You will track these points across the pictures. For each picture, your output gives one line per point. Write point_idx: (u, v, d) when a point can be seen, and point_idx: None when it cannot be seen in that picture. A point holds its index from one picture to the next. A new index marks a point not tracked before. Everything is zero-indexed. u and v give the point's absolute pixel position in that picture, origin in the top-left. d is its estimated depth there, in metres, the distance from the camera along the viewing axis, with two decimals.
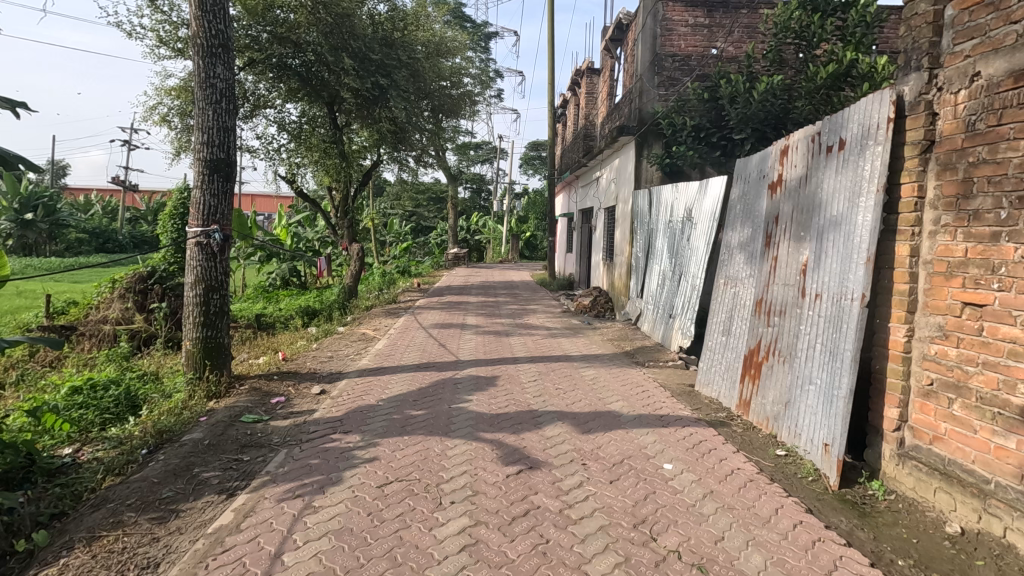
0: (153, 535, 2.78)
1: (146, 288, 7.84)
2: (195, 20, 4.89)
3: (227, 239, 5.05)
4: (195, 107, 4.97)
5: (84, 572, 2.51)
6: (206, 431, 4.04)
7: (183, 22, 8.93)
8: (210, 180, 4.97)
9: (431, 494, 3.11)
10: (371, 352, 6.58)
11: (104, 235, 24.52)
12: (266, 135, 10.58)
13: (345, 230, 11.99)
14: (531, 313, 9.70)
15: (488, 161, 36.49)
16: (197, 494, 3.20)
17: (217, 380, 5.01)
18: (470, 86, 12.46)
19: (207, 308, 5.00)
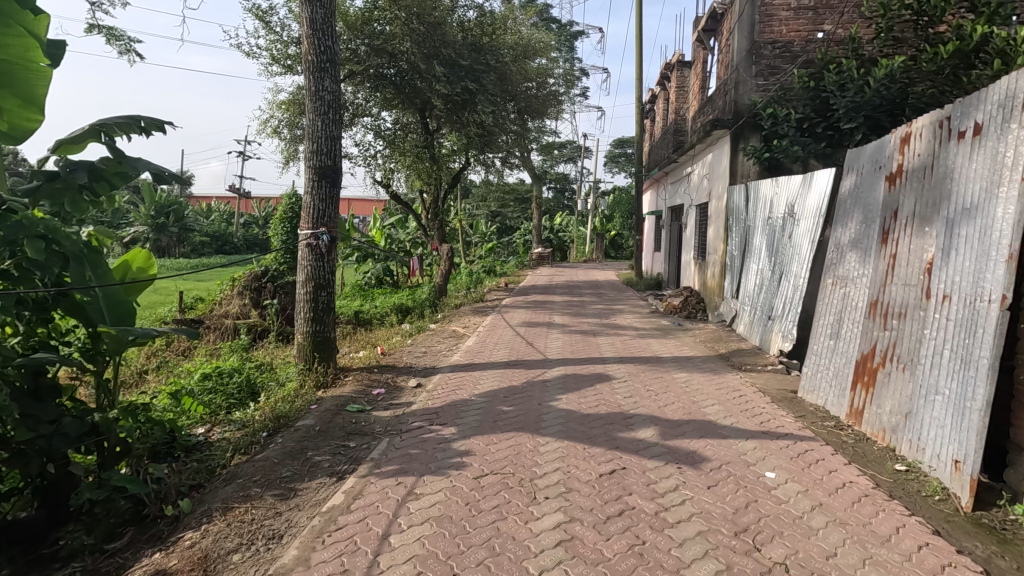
0: (276, 510, 3.06)
1: (260, 285, 8.62)
2: (307, 39, 5.30)
3: (334, 240, 5.43)
4: (306, 119, 5.39)
5: (221, 537, 2.82)
6: (317, 418, 4.37)
7: (293, 41, 9.69)
8: (319, 186, 5.37)
9: (526, 488, 3.17)
10: (462, 349, 6.81)
11: (222, 238, 27.15)
12: (364, 142, 11.21)
13: (435, 232, 12.53)
14: (618, 313, 9.57)
15: (572, 160, 36.37)
16: (311, 475, 3.48)
17: (325, 371, 5.41)
18: (556, 86, 12.50)
19: (316, 305, 5.40)
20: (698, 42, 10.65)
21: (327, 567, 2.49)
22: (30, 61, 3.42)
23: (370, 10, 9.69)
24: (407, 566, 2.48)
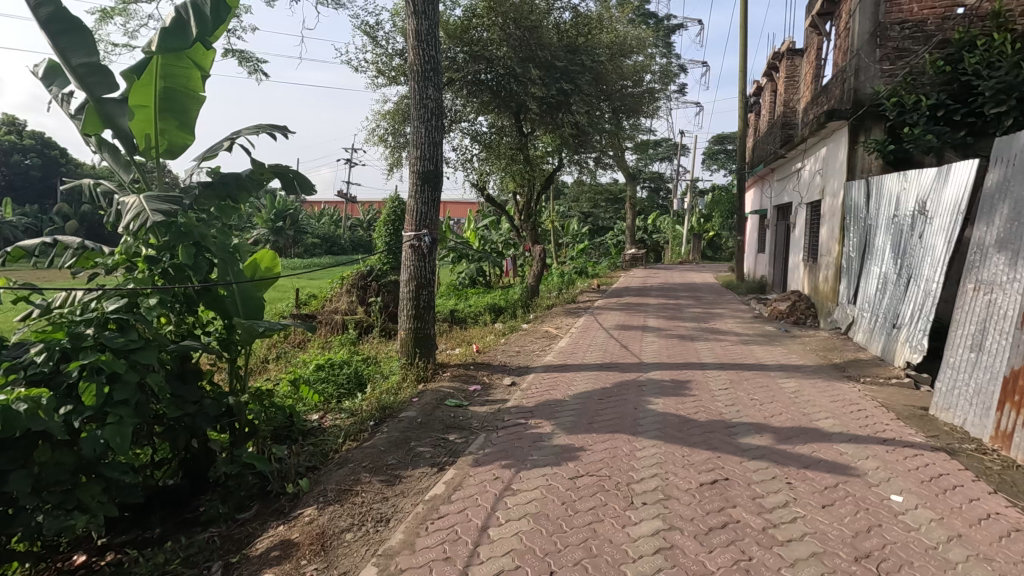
0: (384, 495, 3.26)
1: (365, 283, 9.21)
2: (413, 50, 5.58)
3: (435, 241, 5.68)
4: (411, 127, 5.67)
5: (335, 516, 3.05)
6: (418, 411, 4.59)
7: (397, 53, 10.25)
8: (421, 190, 5.64)
9: (623, 492, 3.13)
10: (555, 349, 6.83)
11: (330, 240, 29.24)
12: (461, 147, 11.59)
13: (528, 233, 12.67)
14: (718, 317, 9.15)
15: (667, 159, 35.24)
16: (414, 464, 3.67)
17: (424, 366, 5.66)
18: (652, 83, 12.18)
19: (417, 303, 5.67)
20: (811, 28, 9.91)
21: (431, 553, 2.61)
22: (194, 89, 4.33)
23: (468, 18, 10.06)
24: (505, 559, 2.53)
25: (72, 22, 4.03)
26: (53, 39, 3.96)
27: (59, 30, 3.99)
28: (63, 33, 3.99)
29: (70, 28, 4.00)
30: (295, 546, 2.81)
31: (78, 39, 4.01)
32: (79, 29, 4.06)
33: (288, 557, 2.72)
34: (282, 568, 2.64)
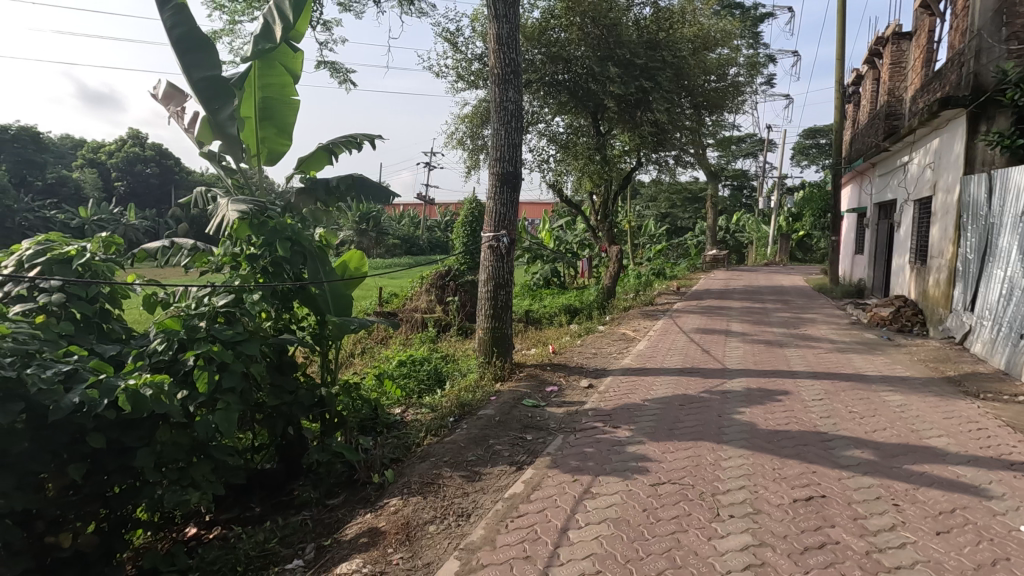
0: (465, 490, 3.33)
1: (444, 283, 9.47)
2: (494, 54, 5.66)
3: (513, 242, 5.73)
4: (491, 129, 5.75)
5: (420, 507, 3.15)
6: (497, 409, 4.64)
7: (476, 57, 10.46)
8: (501, 191, 5.71)
9: (708, 502, 3.01)
10: (633, 352, 6.69)
11: (410, 241, 30.32)
12: (538, 148, 11.63)
13: (604, 234, 12.50)
14: (809, 323, 8.58)
15: (752, 155, 33.51)
16: (493, 462, 3.72)
17: (502, 365, 5.73)
18: (738, 76, 11.65)
19: (495, 302, 5.75)
20: (921, 8, 9.08)
21: (511, 551, 2.64)
22: (286, 94, 4.60)
23: (546, 19, 10.12)
24: (586, 563, 2.51)
25: (201, 40, 4.45)
26: (182, 56, 4.39)
27: (191, 46, 4.41)
28: (191, 48, 4.41)
29: (197, 45, 4.43)
30: (382, 534, 2.93)
31: (202, 54, 4.43)
32: (205, 46, 4.49)
33: (376, 544, 2.85)
34: (370, 554, 2.76)
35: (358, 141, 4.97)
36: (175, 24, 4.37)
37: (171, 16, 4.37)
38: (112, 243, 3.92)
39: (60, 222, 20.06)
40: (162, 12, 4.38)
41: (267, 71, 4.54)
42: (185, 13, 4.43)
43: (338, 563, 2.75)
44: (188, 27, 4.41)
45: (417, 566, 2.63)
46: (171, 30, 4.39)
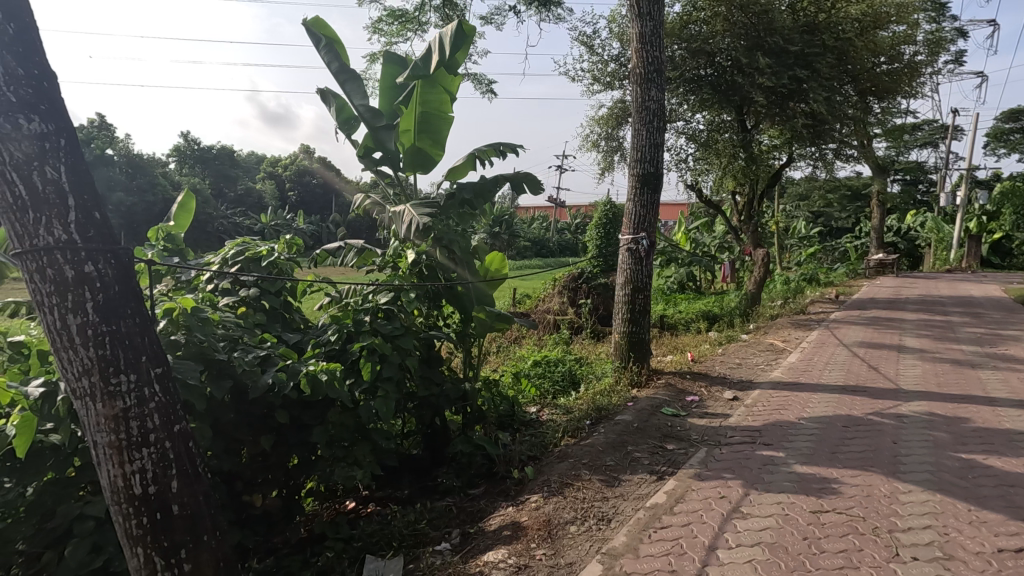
0: (604, 494, 3.31)
1: (576, 286, 9.49)
2: (636, 53, 5.55)
3: (653, 245, 5.57)
4: (631, 130, 5.65)
5: (561, 507, 3.19)
6: (634, 415, 4.54)
7: (613, 58, 10.35)
8: (641, 192, 5.58)
9: (883, 539, 2.67)
10: (783, 365, 6.15)
11: (540, 244, 30.81)
12: (676, 147, 11.18)
13: (749, 236, 11.65)
14: (1011, 341, 7.22)
15: (931, 144, 29.03)
16: (632, 469, 3.65)
17: (638, 370, 5.61)
18: (916, 55, 10.19)
19: (633, 307, 5.64)
20: None
21: (655, 563, 2.56)
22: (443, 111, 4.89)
23: (688, 13, 9.73)
24: None
25: (353, 71, 5.07)
26: (341, 87, 5.05)
27: (346, 77, 5.05)
28: (348, 79, 5.06)
29: (350, 75, 5.06)
30: (524, 529, 3.02)
31: (354, 83, 5.06)
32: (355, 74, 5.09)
33: (519, 538, 2.94)
34: (514, 547, 2.85)
35: (500, 152, 5.19)
36: (332, 60, 5.06)
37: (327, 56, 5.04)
38: (294, 245, 4.50)
39: (247, 227, 23.44)
40: (318, 52, 5.08)
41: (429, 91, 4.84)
42: (339, 49, 5.09)
43: (484, 551, 2.88)
44: (342, 61, 5.09)
45: (559, 564, 2.67)
46: (330, 66, 5.10)
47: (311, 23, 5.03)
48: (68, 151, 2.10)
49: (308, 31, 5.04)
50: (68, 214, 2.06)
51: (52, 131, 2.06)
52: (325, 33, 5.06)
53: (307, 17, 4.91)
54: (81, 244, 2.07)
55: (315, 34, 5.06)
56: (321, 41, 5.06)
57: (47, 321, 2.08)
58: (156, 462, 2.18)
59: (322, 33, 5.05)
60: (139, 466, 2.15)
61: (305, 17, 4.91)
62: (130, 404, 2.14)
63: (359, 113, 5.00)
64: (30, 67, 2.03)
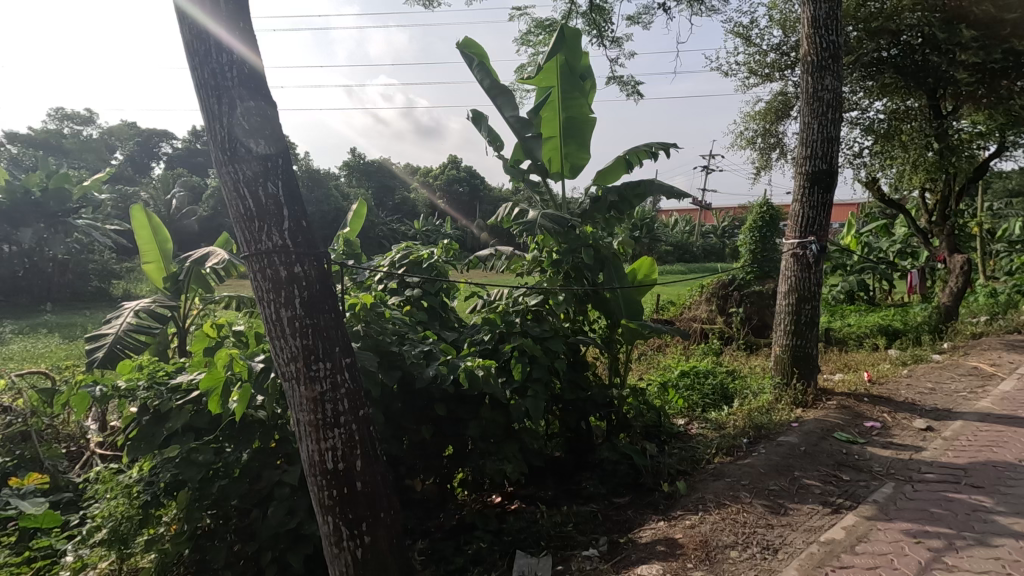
0: (769, 521, 3.04)
1: (727, 293, 8.88)
2: (807, 40, 5.05)
3: (824, 250, 5.01)
4: (799, 124, 5.15)
5: (719, 529, 2.99)
6: (801, 438, 4.11)
7: (774, 48, 9.54)
8: (810, 192, 5.06)
9: None
10: (993, 394, 5.16)
11: (682, 248, 29.37)
12: (848, 141, 9.98)
13: (941, 240, 10.00)
14: None
15: None
16: (800, 497, 3.32)
17: (804, 389, 5.09)
18: None
19: (798, 318, 5.13)
20: None
21: None
22: (580, 112, 4.76)
23: None
24: None
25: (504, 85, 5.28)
26: (493, 101, 5.28)
27: (493, 94, 5.28)
28: (496, 95, 5.28)
29: (497, 92, 5.28)
30: (679, 547, 2.88)
31: (503, 97, 5.26)
32: (504, 88, 5.30)
33: (674, 555, 2.82)
34: (670, 564, 2.74)
35: (653, 152, 5.07)
36: (482, 77, 5.32)
37: (477, 74, 5.32)
38: (451, 248, 4.80)
39: (402, 232, 25.58)
40: (471, 71, 5.39)
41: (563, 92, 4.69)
42: (489, 67, 5.35)
43: (636, 564, 2.81)
44: (492, 78, 5.32)
45: None
46: (481, 84, 5.38)
47: (462, 45, 5.36)
48: (285, 168, 2.46)
49: (460, 56, 5.41)
50: (283, 223, 2.41)
51: (274, 152, 2.42)
52: (476, 54, 5.35)
53: (457, 43, 5.29)
54: (293, 248, 2.40)
55: (467, 56, 5.37)
56: (473, 60, 5.36)
57: (265, 314, 2.45)
58: (345, 442, 2.45)
59: (473, 53, 5.35)
60: (332, 444, 2.44)
61: (455, 44, 5.29)
62: (326, 388, 2.44)
63: (509, 125, 5.19)
64: (258, 100, 2.41)
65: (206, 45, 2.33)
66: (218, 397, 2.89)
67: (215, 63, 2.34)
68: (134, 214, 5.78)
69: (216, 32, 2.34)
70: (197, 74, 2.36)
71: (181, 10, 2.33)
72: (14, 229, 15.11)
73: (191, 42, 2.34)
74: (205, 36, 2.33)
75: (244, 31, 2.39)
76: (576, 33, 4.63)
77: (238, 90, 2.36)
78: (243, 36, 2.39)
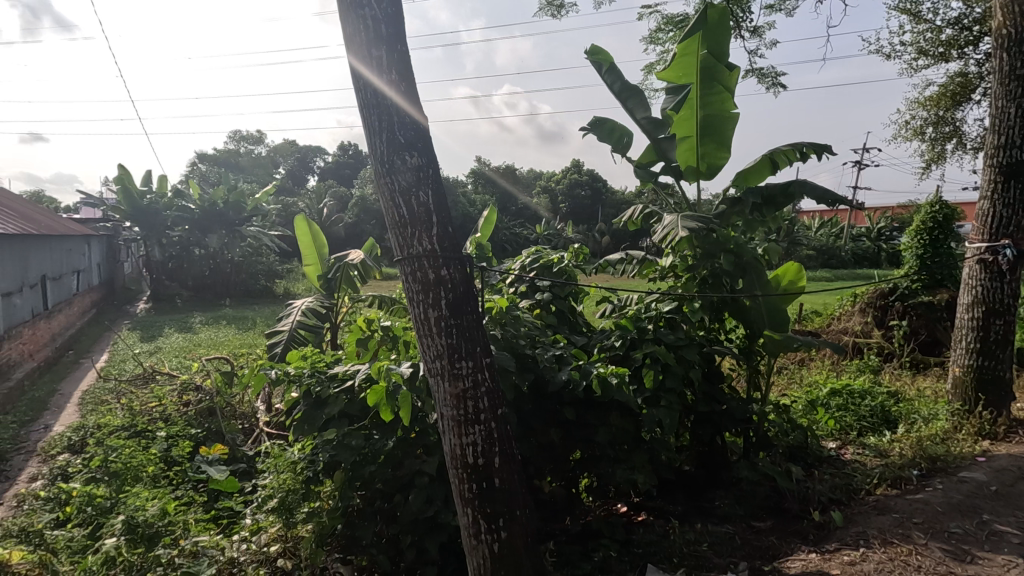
0: (950, 569, 2.75)
1: (886, 304, 7.88)
2: (1000, 10, 4.34)
3: (1022, 255, 4.24)
4: (989, 108, 4.42)
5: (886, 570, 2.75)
6: (990, 476, 3.62)
7: (950, 23, 8.31)
8: (1004, 188, 4.30)
9: None
10: None
11: (828, 252, 26.59)
12: None
13: None
14: None
15: None
16: (989, 544, 2.93)
17: (991, 419, 4.36)
18: None
19: (985, 335, 4.43)
20: None
21: None
22: (722, 108, 4.46)
23: None
24: None
25: (636, 87, 5.17)
26: (624, 104, 5.18)
27: (624, 98, 5.18)
28: (628, 99, 5.17)
29: (627, 96, 5.17)
30: None
31: (635, 99, 5.14)
32: (636, 91, 5.18)
33: None
34: None
35: (805, 150, 4.65)
36: (613, 81, 5.25)
37: (607, 78, 5.26)
38: (581, 253, 4.80)
39: (525, 236, 26.13)
40: (600, 76, 5.34)
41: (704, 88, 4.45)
42: (620, 71, 5.27)
43: None
44: (623, 81, 5.24)
45: None
46: (612, 88, 5.31)
47: (590, 52, 5.35)
48: (434, 178, 2.62)
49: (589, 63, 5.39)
50: (431, 229, 2.57)
51: (424, 163, 2.58)
52: (606, 59, 5.30)
53: (588, 51, 5.29)
54: (440, 252, 2.55)
55: (597, 62, 5.34)
56: (603, 66, 5.32)
57: (415, 313, 2.62)
58: (484, 438, 2.56)
59: (602, 59, 5.31)
60: (472, 440, 2.56)
61: (586, 50, 5.29)
62: (467, 386, 2.56)
63: (642, 127, 5.06)
64: (412, 116, 2.58)
65: (370, 66, 2.53)
66: (386, 407, 3.17)
67: (376, 84, 2.54)
68: (297, 222, 6.40)
69: (376, 53, 2.53)
70: (360, 93, 2.57)
71: (348, 36, 2.55)
72: (203, 235, 17.80)
73: (356, 64, 2.55)
74: (369, 59, 2.53)
75: (401, 52, 2.57)
76: (720, 20, 4.35)
77: (395, 107, 2.54)
78: (400, 57, 2.57)
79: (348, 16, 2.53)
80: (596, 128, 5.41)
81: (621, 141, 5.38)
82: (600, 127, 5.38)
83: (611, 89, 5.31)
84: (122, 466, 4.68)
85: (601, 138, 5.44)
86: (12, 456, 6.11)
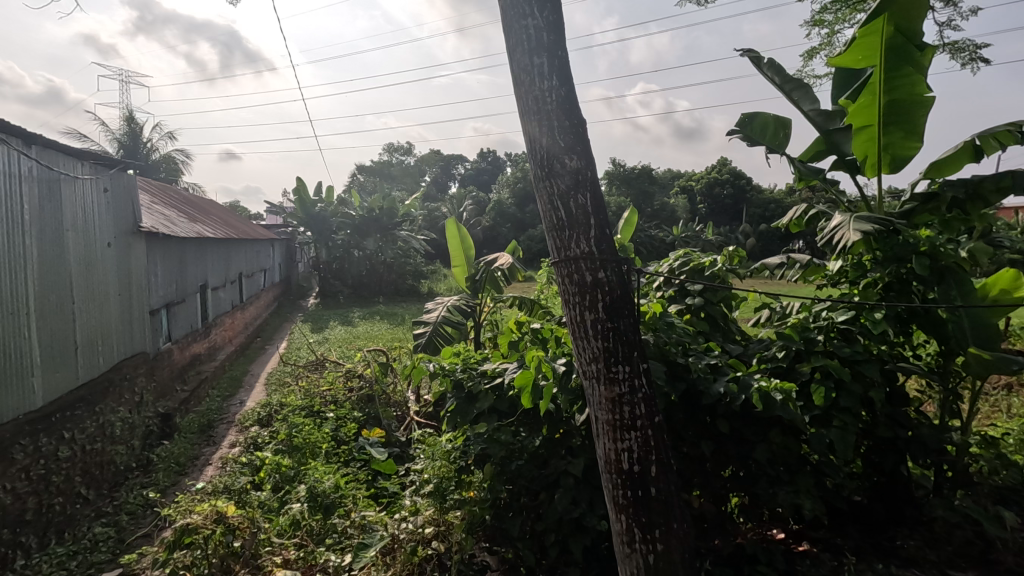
0: None
1: None
2: None
3: None
4: None
5: None
6: None
7: None
8: None
9: None
10: None
11: None
12: None
13: None
14: None
15: None
16: None
17: None
18: None
19: None
20: None
21: None
22: (914, 94, 3.84)
23: None
24: None
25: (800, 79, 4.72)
26: (788, 98, 4.74)
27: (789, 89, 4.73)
28: (794, 90, 4.72)
29: (793, 86, 4.72)
30: None
31: (802, 90, 4.68)
32: (800, 83, 4.73)
33: None
34: None
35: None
36: (772, 75, 4.79)
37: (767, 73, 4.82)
38: (737, 256, 4.52)
39: (661, 238, 25.23)
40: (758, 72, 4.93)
41: (892, 72, 3.81)
42: (779, 64, 4.84)
43: None
44: (784, 75, 4.80)
45: None
46: (772, 83, 4.88)
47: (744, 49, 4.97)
48: (592, 181, 2.61)
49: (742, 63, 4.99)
50: (589, 231, 2.57)
51: (583, 166, 2.58)
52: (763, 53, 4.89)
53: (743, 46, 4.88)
54: (598, 255, 2.54)
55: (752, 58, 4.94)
56: (761, 60, 4.91)
57: (571, 315, 2.64)
58: (641, 445, 2.50)
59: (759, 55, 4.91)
60: (629, 445, 2.51)
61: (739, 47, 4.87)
62: (624, 391, 2.52)
63: (809, 120, 4.60)
64: (573, 121, 2.58)
65: (531, 74, 2.58)
66: (528, 393, 3.29)
67: (538, 91, 2.58)
68: (447, 226, 6.81)
69: (537, 62, 2.56)
70: (522, 100, 2.64)
71: (511, 47, 2.62)
72: (362, 238, 19.82)
73: (519, 74, 2.61)
74: (531, 68, 2.57)
75: (562, 57, 2.59)
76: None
77: (555, 112, 2.56)
78: (561, 62, 2.58)
79: (512, 27, 2.60)
80: (746, 129, 5.01)
81: (776, 140, 4.95)
82: (751, 125, 4.98)
83: (772, 83, 4.88)
84: (303, 442, 5.38)
85: (753, 138, 5.03)
86: (217, 425, 7.28)
